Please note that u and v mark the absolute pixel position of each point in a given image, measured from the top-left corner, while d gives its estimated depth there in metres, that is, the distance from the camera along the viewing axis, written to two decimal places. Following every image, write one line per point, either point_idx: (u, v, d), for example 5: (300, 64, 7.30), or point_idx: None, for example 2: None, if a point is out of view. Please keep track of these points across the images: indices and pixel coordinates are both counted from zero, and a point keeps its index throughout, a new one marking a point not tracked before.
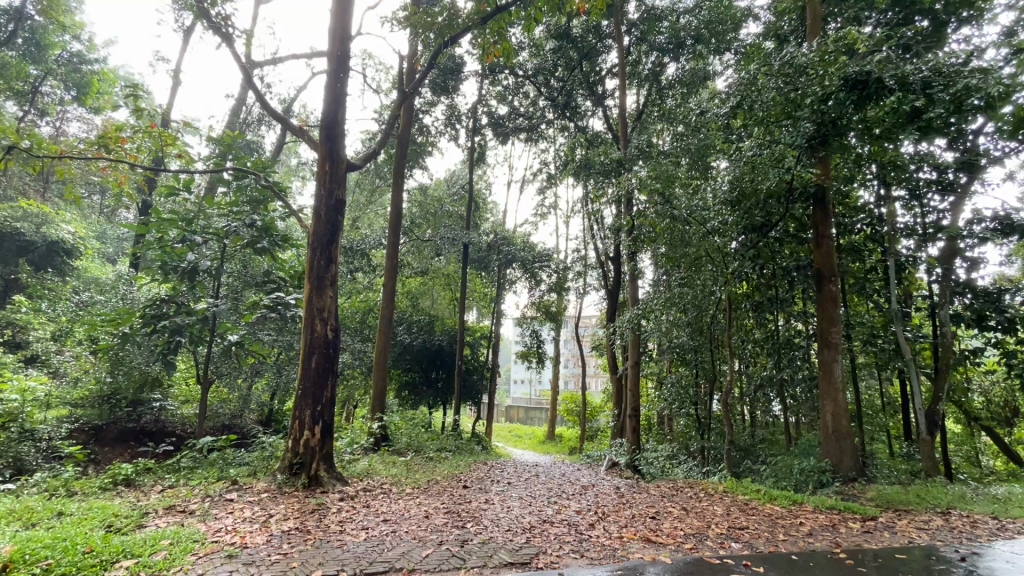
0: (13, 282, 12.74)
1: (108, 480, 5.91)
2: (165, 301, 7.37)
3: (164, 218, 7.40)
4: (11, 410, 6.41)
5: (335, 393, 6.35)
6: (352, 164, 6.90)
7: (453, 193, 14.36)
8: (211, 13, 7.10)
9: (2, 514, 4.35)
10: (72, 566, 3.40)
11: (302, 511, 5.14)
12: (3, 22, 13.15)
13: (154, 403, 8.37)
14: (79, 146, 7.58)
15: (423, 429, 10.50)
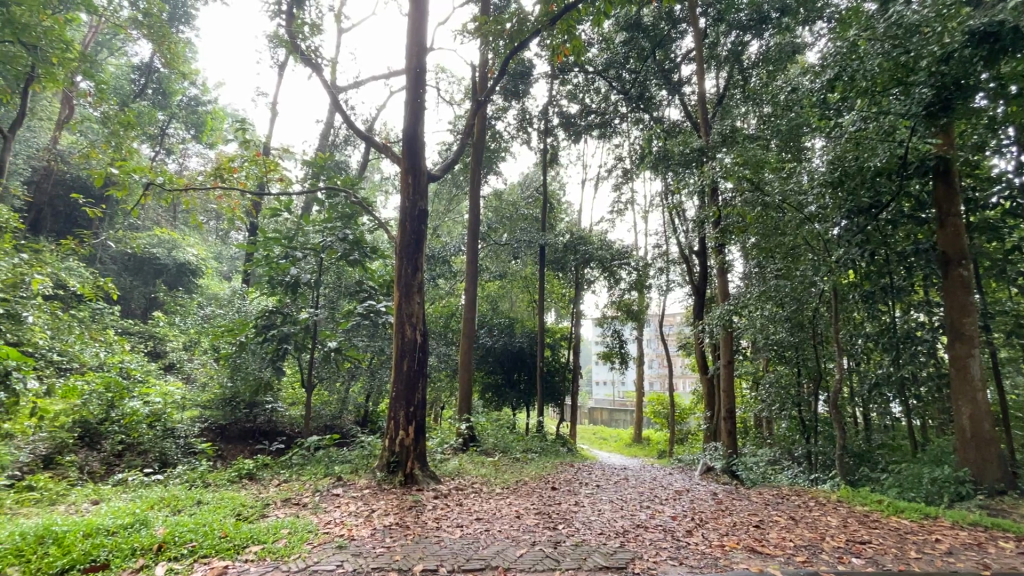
0: (154, 299, 14.83)
1: (235, 474, 6.61)
2: (273, 313, 8.18)
3: (270, 237, 8.20)
4: (157, 411, 7.45)
5: (426, 396, 6.61)
6: (432, 174, 7.18)
7: (528, 195, 14.39)
8: (302, 47, 7.74)
9: (155, 501, 5.04)
10: (212, 549, 3.85)
11: (401, 507, 5.41)
12: (138, 78, 15.81)
13: (268, 405, 9.10)
14: (200, 179, 8.61)
15: (509, 430, 10.65)
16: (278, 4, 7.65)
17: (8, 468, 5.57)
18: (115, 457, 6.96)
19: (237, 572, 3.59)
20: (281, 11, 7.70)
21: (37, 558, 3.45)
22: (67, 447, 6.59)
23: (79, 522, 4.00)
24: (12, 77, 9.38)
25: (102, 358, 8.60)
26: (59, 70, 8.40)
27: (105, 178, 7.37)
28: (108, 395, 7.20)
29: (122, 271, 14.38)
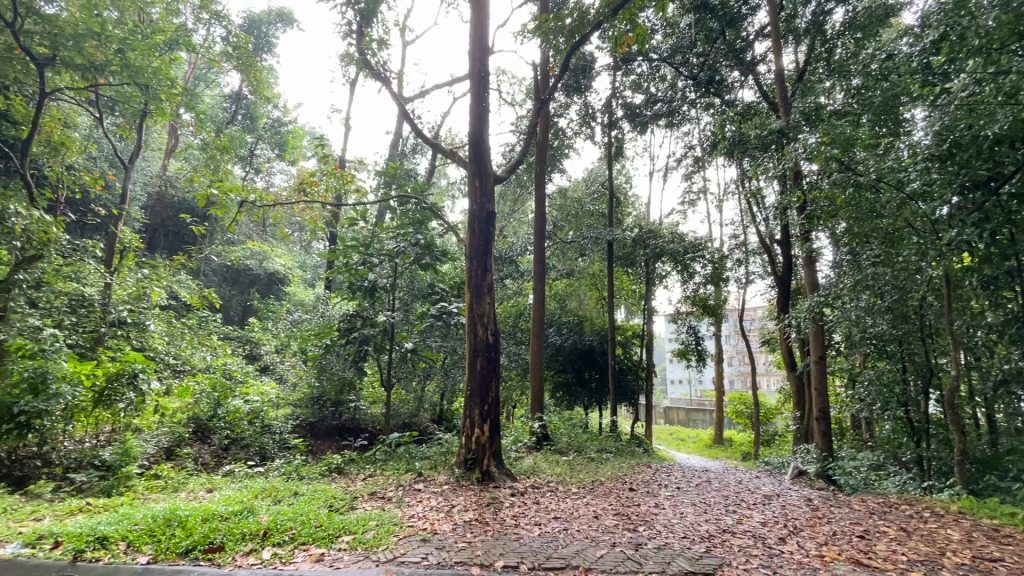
0: (250, 306, 16.24)
1: (325, 468, 7.07)
2: (354, 316, 8.67)
3: (349, 246, 8.68)
4: (255, 409, 8.14)
5: (499, 395, 6.69)
6: (499, 177, 7.26)
7: (593, 190, 14.16)
8: (372, 62, 8.13)
9: (258, 491, 5.51)
10: (310, 537, 4.15)
11: (479, 503, 5.52)
12: (234, 108, 17.55)
13: (351, 404, 9.52)
14: (286, 194, 9.31)
15: (582, 429, 10.54)
16: (348, 25, 8.08)
17: (139, 458, 6.34)
18: (223, 450, 7.69)
19: (332, 560, 3.84)
20: (351, 30, 8.12)
21: (166, 538, 3.90)
22: (184, 441, 7.39)
23: (197, 508, 4.46)
24: (129, 115, 10.67)
25: (210, 361, 9.57)
26: (166, 105, 9.43)
27: (207, 199, 8.18)
28: (215, 394, 7.98)
29: (223, 282, 15.89)
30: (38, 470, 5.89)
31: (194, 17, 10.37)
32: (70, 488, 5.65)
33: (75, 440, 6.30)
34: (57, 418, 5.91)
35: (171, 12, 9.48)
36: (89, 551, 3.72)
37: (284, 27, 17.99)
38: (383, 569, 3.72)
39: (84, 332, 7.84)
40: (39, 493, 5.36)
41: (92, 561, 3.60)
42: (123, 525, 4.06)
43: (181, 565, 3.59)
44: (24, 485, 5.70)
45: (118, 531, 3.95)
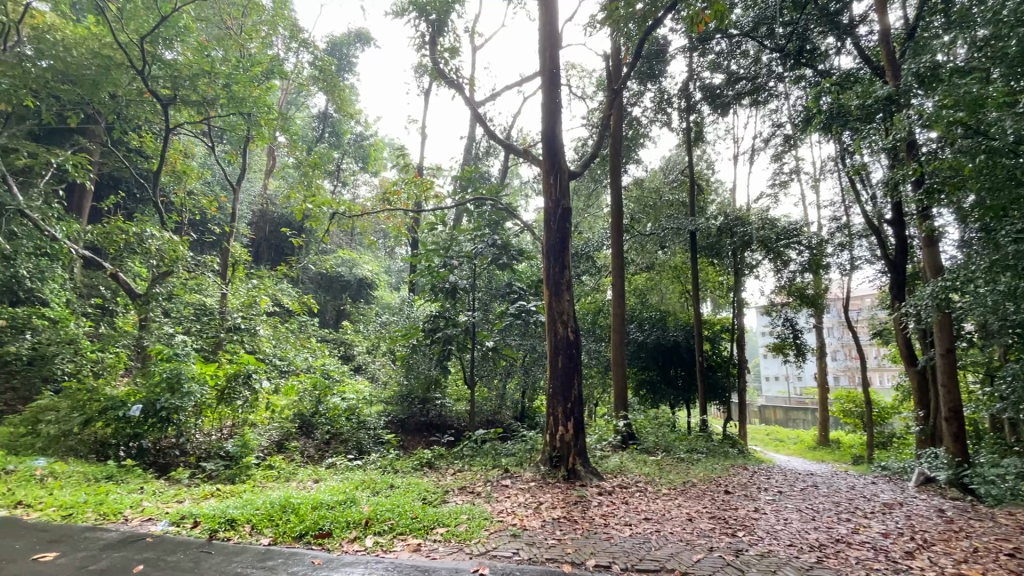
0: (343, 310, 17.44)
1: (417, 462, 7.41)
2: (437, 317, 9.00)
3: (430, 250, 9.01)
4: (352, 407, 8.73)
5: (582, 392, 6.61)
6: (573, 171, 7.19)
7: (672, 179, 13.58)
8: (445, 70, 8.37)
9: (358, 482, 5.90)
10: (407, 527, 4.37)
11: (567, 501, 5.49)
12: (323, 127, 18.97)
13: (438, 401, 9.89)
14: (371, 204, 9.88)
15: (669, 428, 10.13)
16: (421, 37, 8.40)
17: (255, 449, 7.04)
18: (325, 443, 8.32)
19: (429, 550, 4.01)
20: (425, 42, 8.44)
21: (283, 523, 4.29)
22: (292, 434, 8.09)
23: (307, 497, 4.86)
24: (236, 142, 11.88)
25: (311, 362, 10.40)
26: (266, 130, 10.36)
27: (303, 213, 8.89)
28: (316, 392, 8.65)
29: (319, 289, 17.22)
30: (178, 458, 6.75)
31: (285, 47, 11.31)
32: (203, 475, 6.41)
33: (205, 432, 7.13)
34: (189, 413, 6.73)
35: (266, 44, 10.41)
36: (221, 531, 4.18)
37: (362, 47, 19.09)
38: (477, 562, 3.82)
39: (207, 337, 8.84)
40: (179, 478, 6.13)
41: (225, 540, 4.05)
42: (247, 509, 4.52)
43: (296, 548, 3.93)
44: (167, 471, 6.56)
45: (244, 514, 4.41)
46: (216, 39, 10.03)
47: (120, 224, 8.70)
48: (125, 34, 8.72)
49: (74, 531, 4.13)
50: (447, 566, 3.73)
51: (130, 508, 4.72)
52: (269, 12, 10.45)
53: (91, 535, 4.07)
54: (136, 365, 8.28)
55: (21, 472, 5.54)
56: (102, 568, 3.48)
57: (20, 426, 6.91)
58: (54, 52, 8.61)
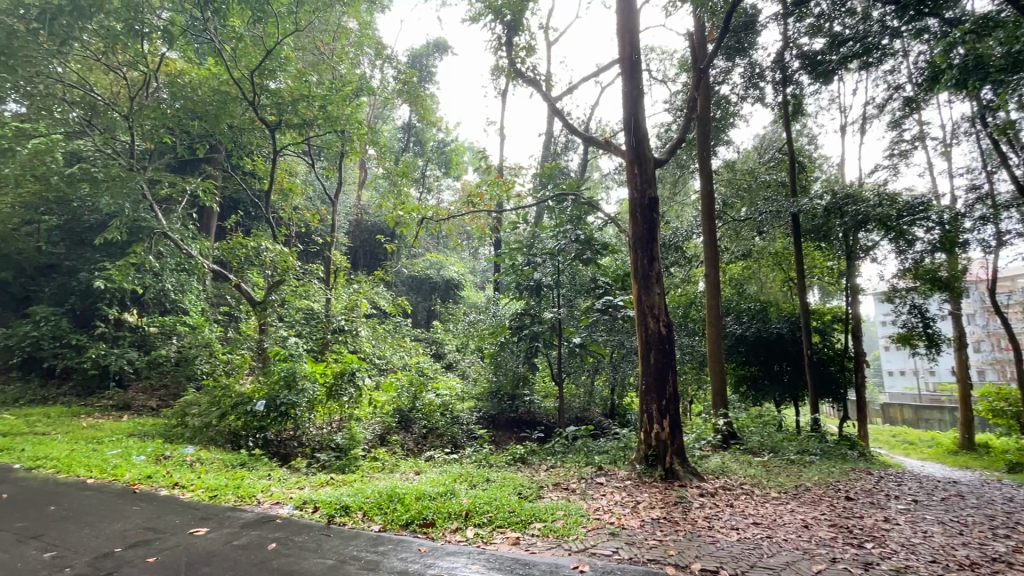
0: (433, 311, 18.23)
1: (510, 457, 7.54)
2: (523, 314, 9.06)
3: (513, 248, 9.08)
4: (445, 403, 9.06)
5: (677, 389, 6.34)
6: (658, 159, 6.89)
7: (768, 158, 12.55)
8: (522, 69, 8.40)
9: (456, 475, 6.11)
10: (505, 521, 4.45)
11: (666, 501, 5.28)
12: (408, 137, 19.94)
13: (527, 398, 9.97)
14: (455, 207, 10.18)
15: (775, 428, 9.39)
16: (498, 39, 8.51)
17: (361, 442, 7.56)
18: (423, 437, 8.74)
19: (528, 544, 4.06)
20: (501, 43, 8.53)
21: (391, 511, 4.56)
22: (393, 428, 8.56)
23: (411, 488, 5.12)
24: (333, 158, 12.86)
25: (407, 360, 10.97)
26: (358, 144, 11.07)
27: (394, 220, 9.39)
28: (412, 388, 9.09)
29: (411, 291, 18.14)
30: (296, 448, 7.43)
31: (371, 65, 12.01)
32: (318, 465, 7.00)
33: (317, 425, 7.77)
34: (304, 408, 7.39)
35: (354, 64, 11.11)
36: (337, 516, 4.55)
37: (440, 56, 19.79)
38: (576, 559, 3.79)
39: (316, 338, 9.63)
40: (298, 467, 6.76)
41: (341, 525, 4.40)
42: (358, 498, 4.87)
43: (403, 536, 4.16)
44: (288, 460, 7.25)
45: (356, 502, 4.75)
46: (312, 65, 10.91)
47: (241, 240, 9.77)
48: (238, 70, 9.68)
49: (219, 510, 4.71)
50: (546, 561, 3.75)
51: (261, 492, 5.28)
52: (356, 34, 11.17)
53: (233, 514, 4.61)
54: (258, 365, 9.24)
55: (176, 458, 6.43)
56: (243, 544, 3.93)
57: (173, 418, 8.03)
58: (184, 93, 9.99)
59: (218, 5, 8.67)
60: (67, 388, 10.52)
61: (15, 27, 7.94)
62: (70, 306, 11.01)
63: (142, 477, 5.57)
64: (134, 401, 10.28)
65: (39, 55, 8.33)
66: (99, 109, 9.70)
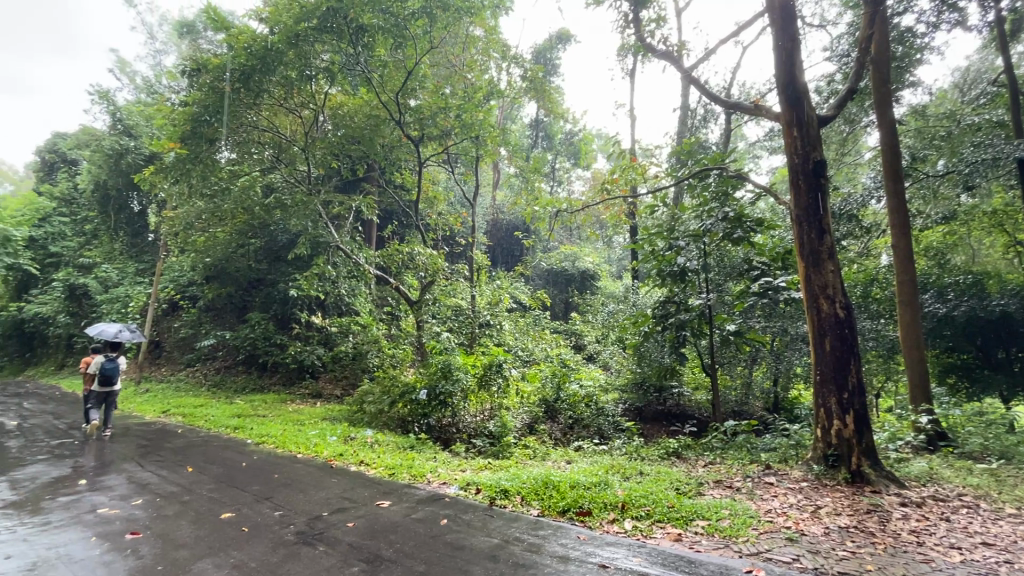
0: (571, 302, 18.32)
1: (663, 451, 7.24)
2: (667, 302, 8.49)
3: (652, 233, 8.44)
4: (589, 394, 8.98)
5: (862, 380, 5.48)
6: (823, 117, 5.99)
7: (976, 96, 10.12)
8: (653, 43, 7.94)
9: (608, 466, 6.06)
10: (664, 516, 4.28)
11: (855, 509, 4.57)
12: (536, 133, 20.26)
13: (675, 390, 9.45)
14: (589, 198, 10.03)
15: (1005, 429, 7.54)
16: (625, 17, 8.16)
17: (512, 430, 7.89)
18: (569, 428, 8.80)
19: (691, 542, 3.84)
20: (628, 21, 8.16)
21: (547, 497, 4.70)
22: (540, 418, 8.77)
23: (565, 476, 5.20)
24: (469, 164, 13.62)
25: (548, 352, 11.20)
26: (491, 146, 11.56)
27: (530, 216, 9.59)
28: (556, 379, 9.14)
29: (548, 285, 18.52)
30: (455, 434, 8.06)
31: (499, 68, 12.39)
32: (475, 450, 7.50)
33: (471, 413, 8.33)
34: (460, 397, 7.99)
35: (483, 71, 11.62)
36: (499, 498, 4.82)
37: (564, 47, 19.74)
38: (749, 562, 3.48)
39: (465, 333, 10.45)
40: (458, 451, 7.32)
41: (503, 507, 4.65)
42: (516, 482, 5.09)
43: (562, 522, 4.25)
44: (449, 444, 7.88)
45: (514, 486, 4.98)
46: (445, 78, 11.69)
47: (397, 247, 10.85)
48: (386, 94, 10.73)
49: (398, 486, 5.32)
50: (714, 561, 3.52)
51: (430, 473, 5.83)
52: (483, 41, 11.67)
53: (409, 491, 5.17)
54: (418, 359, 10.19)
55: (359, 439, 7.43)
56: (420, 517, 4.37)
57: (353, 406, 9.30)
58: (345, 122, 11.35)
59: (366, 39, 9.69)
60: (276, 378, 12.86)
61: (224, 89, 9.84)
62: (274, 312, 13.43)
63: (337, 454, 6.54)
64: (324, 390, 12.16)
65: (241, 108, 10.22)
66: (284, 146, 11.54)
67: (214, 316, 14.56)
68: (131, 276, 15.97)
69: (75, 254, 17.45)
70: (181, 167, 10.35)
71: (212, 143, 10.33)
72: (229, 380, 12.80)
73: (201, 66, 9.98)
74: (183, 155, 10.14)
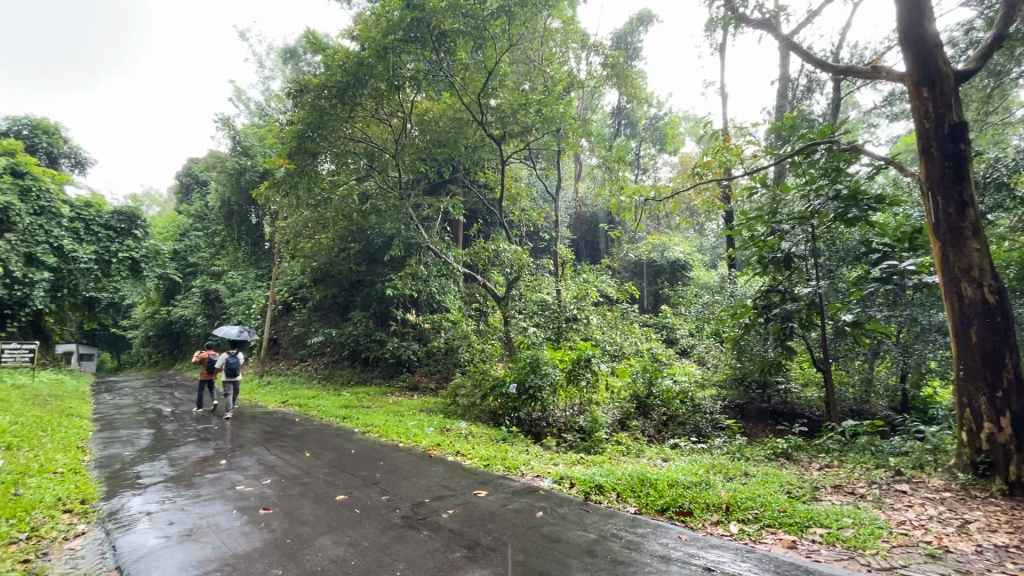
0: (661, 294, 17.61)
1: (770, 452, 6.74)
2: (771, 291, 7.76)
3: (751, 217, 7.80)
4: (684, 390, 8.54)
5: (1021, 375, 4.69)
6: (960, 73, 5.18)
7: None
8: (747, 12, 7.34)
9: (708, 466, 5.75)
10: (776, 520, 3.97)
11: (1016, 526, 3.92)
12: (618, 121, 19.70)
13: (781, 386, 8.71)
14: (677, 184, 9.52)
15: None
16: None
17: (604, 426, 7.76)
18: (663, 425, 8.49)
19: (808, 551, 3.53)
20: None
21: (644, 495, 4.57)
22: (632, 414, 8.51)
23: (662, 474, 5.01)
24: (550, 157, 13.56)
25: (638, 345, 10.86)
26: (573, 138, 11.41)
27: (616, 206, 9.31)
28: (647, 374, 8.82)
29: (635, 277, 17.98)
30: (545, 427, 8.10)
31: (578, 58, 12.18)
32: (566, 444, 7.49)
33: (561, 408, 8.31)
34: (549, 392, 8.00)
35: (562, 63, 11.51)
36: (594, 493, 4.76)
37: (646, 28, 18.96)
38: None
39: (552, 328, 10.38)
40: (549, 445, 7.35)
41: (598, 503, 4.58)
42: (611, 478, 4.99)
43: (661, 521, 4.11)
44: (540, 438, 7.93)
45: (608, 482, 4.89)
46: (525, 74, 11.73)
47: (484, 245, 11.11)
48: (468, 95, 11.00)
49: (494, 477, 5.45)
50: (837, 572, 3.20)
51: (524, 465, 5.91)
52: (561, 32, 11.55)
53: (504, 482, 5.28)
54: (506, 353, 10.39)
55: (454, 430, 7.72)
56: (516, 508, 4.45)
57: (447, 398, 9.71)
58: (431, 127, 11.83)
59: (448, 44, 9.99)
60: (377, 372, 13.78)
61: (323, 106, 10.67)
62: (373, 310, 14.40)
63: (435, 445, 6.85)
64: (420, 383, 12.81)
65: (338, 122, 11.03)
66: (376, 155, 12.28)
67: (322, 315, 15.94)
68: (253, 281, 17.87)
69: (209, 263, 19.95)
70: (289, 181, 11.39)
71: (314, 156, 11.24)
72: (337, 374, 13.97)
73: (302, 87, 10.91)
74: (291, 170, 11.17)
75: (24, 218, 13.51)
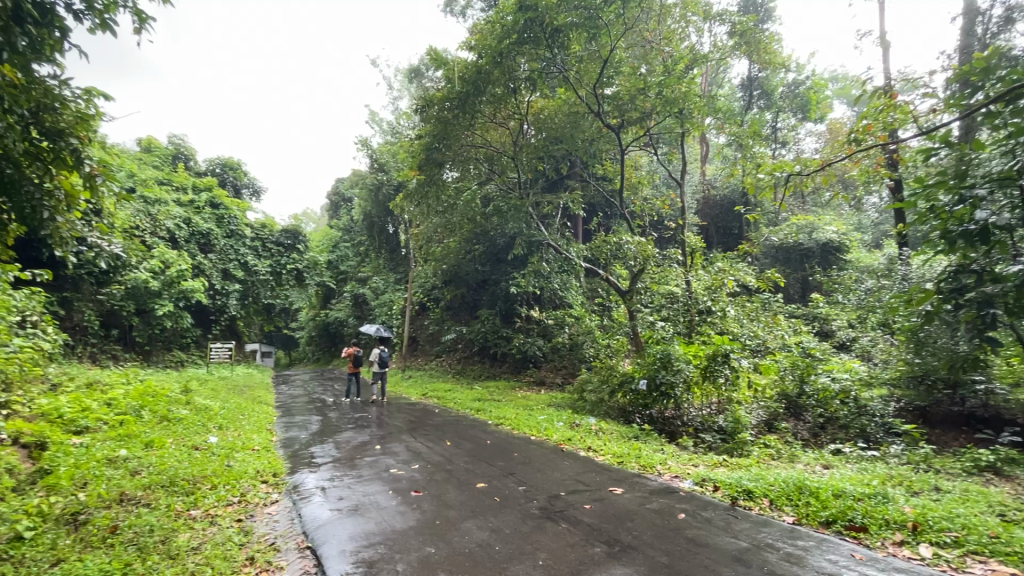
0: (810, 281, 15.68)
1: (970, 464, 5.59)
2: (961, 272, 6.31)
3: (929, 185, 6.49)
4: (845, 389, 7.46)
5: None
6: None
7: None
8: None
9: (885, 477, 4.94)
10: (985, 547, 3.27)
11: None
12: (751, 91, 17.89)
13: (978, 386, 7.23)
14: (828, 154, 8.33)
15: None
16: None
17: (748, 427, 7.11)
18: (821, 427, 7.57)
19: None
20: None
21: (804, 504, 4.09)
22: (780, 415, 7.75)
23: (826, 483, 4.43)
24: (673, 142, 12.79)
25: (785, 339, 9.78)
26: (698, 117, 10.58)
27: (752, 186, 8.44)
28: (798, 371, 7.96)
29: (778, 262, 16.21)
30: (680, 426, 7.68)
31: (701, 31, 11.26)
32: (704, 445, 7.02)
33: (697, 406, 7.81)
34: (683, 389, 7.55)
35: (683, 39, 10.75)
36: (742, 499, 4.39)
37: None
38: None
39: (682, 321, 9.77)
40: (686, 445, 6.97)
41: (748, 509, 4.21)
42: (762, 484, 4.55)
43: (827, 535, 3.64)
44: (675, 437, 7.54)
45: (760, 488, 4.47)
46: (641, 58, 11.20)
47: (605, 238, 10.86)
48: (584, 88, 10.84)
49: (629, 475, 5.30)
50: None
51: (660, 465, 5.67)
52: (679, 6, 10.77)
53: (641, 480, 5.11)
54: (633, 348, 10.10)
55: (585, 426, 7.69)
56: (655, 508, 4.27)
57: (576, 394, 9.72)
58: (547, 125, 11.91)
59: (561, 40, 9.93)
60: (505, 367, 14.30)
61: (446, 117, 11.30)
62: (499, 308, 14.97)
63: (566, 439, 6.91)
64: (547, 378, 13.04)
65: (460, 131, 11.60)
66: (496, 158, 12.69)
67: (453, 314, 16.99)
68: (393, 285, 19.68)
69: (356, 270, 22.43)
70: (421, 190, 12.31)
71: (441, 166, 11.98)
72: (469, 368, 14.82)
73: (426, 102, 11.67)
74: (422, 181, 12.05)
75: (221, 241, 16.51)
